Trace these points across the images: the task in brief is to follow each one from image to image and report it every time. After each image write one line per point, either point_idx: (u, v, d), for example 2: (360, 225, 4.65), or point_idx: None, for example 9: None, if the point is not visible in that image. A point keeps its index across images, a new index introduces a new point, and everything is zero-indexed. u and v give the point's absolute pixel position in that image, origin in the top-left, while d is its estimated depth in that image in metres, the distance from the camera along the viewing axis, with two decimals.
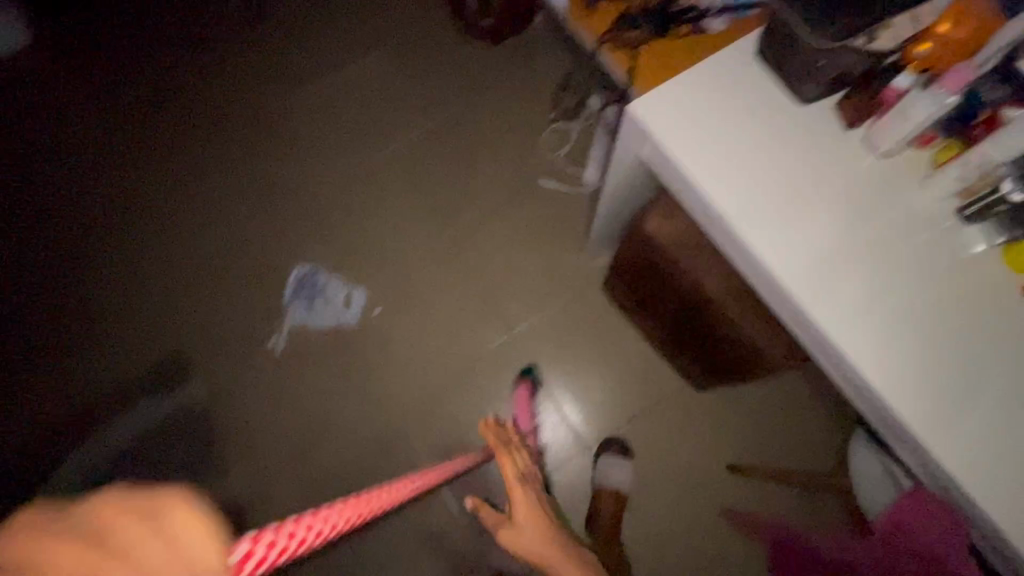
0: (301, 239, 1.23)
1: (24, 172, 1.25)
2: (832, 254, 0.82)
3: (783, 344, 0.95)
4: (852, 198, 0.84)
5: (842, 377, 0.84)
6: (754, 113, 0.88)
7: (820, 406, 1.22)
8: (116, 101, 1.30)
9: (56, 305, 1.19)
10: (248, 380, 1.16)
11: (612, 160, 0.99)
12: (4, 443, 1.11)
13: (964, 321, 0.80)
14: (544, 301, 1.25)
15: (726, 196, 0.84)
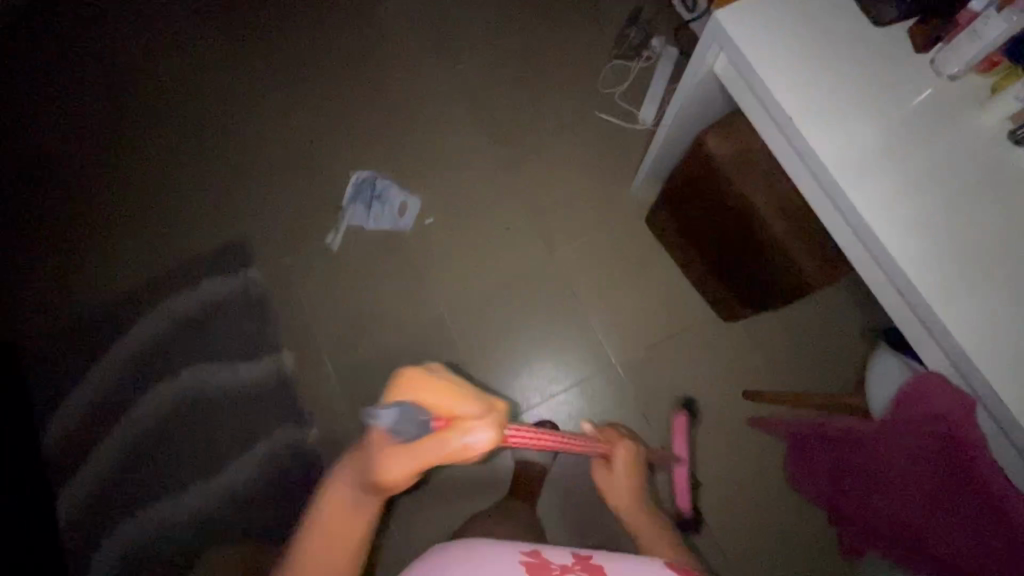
0: (367, 144, 1.33)
1: (113, 77, 1.42)
2: (885, 158, 0.68)
3: (820, 263, 0.86)
4: (907, 103, 0.70)
5: (899, 297, 0.69)
6: (809, 14, 0.73)
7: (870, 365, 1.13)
8: (203, 17, 1.46)
9: (139, 191, 1.33)
10: (305, 264, 1.26)
11: (684, 79, 0.84)
12: (81, 311, 1.27)
13: (1010, 249, 0.65)
14: (586, 229, 1.24)
15: (786, 90, 0.69)
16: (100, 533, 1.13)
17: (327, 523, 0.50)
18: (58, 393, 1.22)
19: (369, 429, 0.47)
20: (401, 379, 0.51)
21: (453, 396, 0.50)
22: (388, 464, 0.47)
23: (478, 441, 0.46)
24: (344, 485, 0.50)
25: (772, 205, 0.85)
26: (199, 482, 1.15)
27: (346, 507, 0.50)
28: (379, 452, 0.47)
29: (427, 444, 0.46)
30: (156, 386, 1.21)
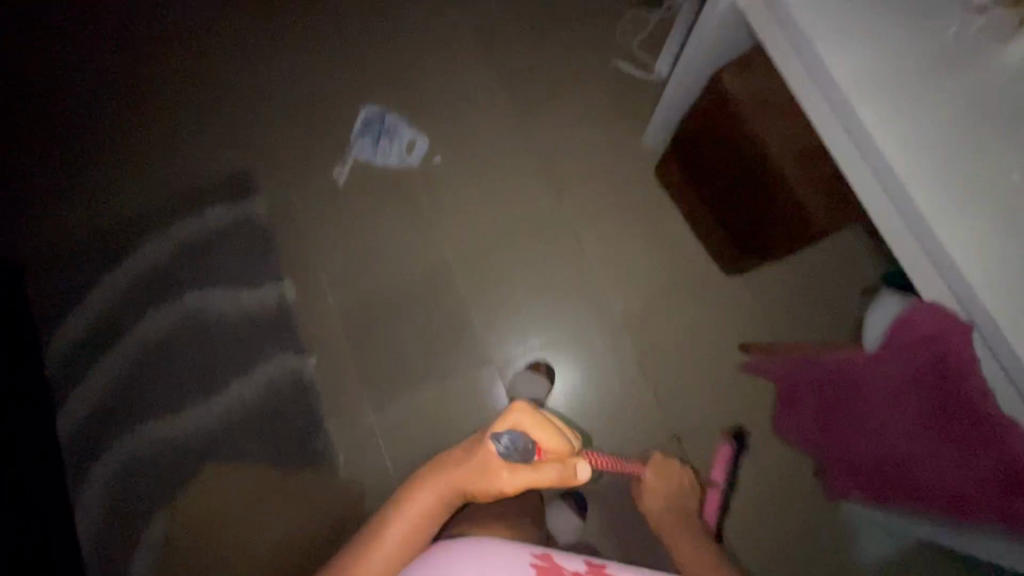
0: (378, 79, 1.31)
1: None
2: (897, 86, 0.66)
3: (827, 206, 0.88)
4: (925, 38, 0.69)
5: (900, 228, 0.66)
6: None
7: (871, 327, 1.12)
8: None
9: (147, 116, 1.33)
10: (310, 196, 1.26)
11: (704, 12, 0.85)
12: (83, 229, 1.27)
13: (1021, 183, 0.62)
14: (593, 176, 1.23)
15: (804, 14, 0.70)
16: (99, 445, 1.16)
17: (419, 505, 0.74)
18: (61, 309, 1.23)
19: (499, 449, 0.75)
20: (514, 415, 0.79)
21: (554, 435, 0.79)
22: (502, 482, 0.73)
23: (582, 474, 0.77)
24: (451, 486, 0.75)
25: (783, 143, 0.86)
26: (198, 403, 1.17)
27: (443, 491, 0.75)
28: (495, 468, 0.74)
29: (545, 471, 0.75)
30: (158, 307, 1.22)
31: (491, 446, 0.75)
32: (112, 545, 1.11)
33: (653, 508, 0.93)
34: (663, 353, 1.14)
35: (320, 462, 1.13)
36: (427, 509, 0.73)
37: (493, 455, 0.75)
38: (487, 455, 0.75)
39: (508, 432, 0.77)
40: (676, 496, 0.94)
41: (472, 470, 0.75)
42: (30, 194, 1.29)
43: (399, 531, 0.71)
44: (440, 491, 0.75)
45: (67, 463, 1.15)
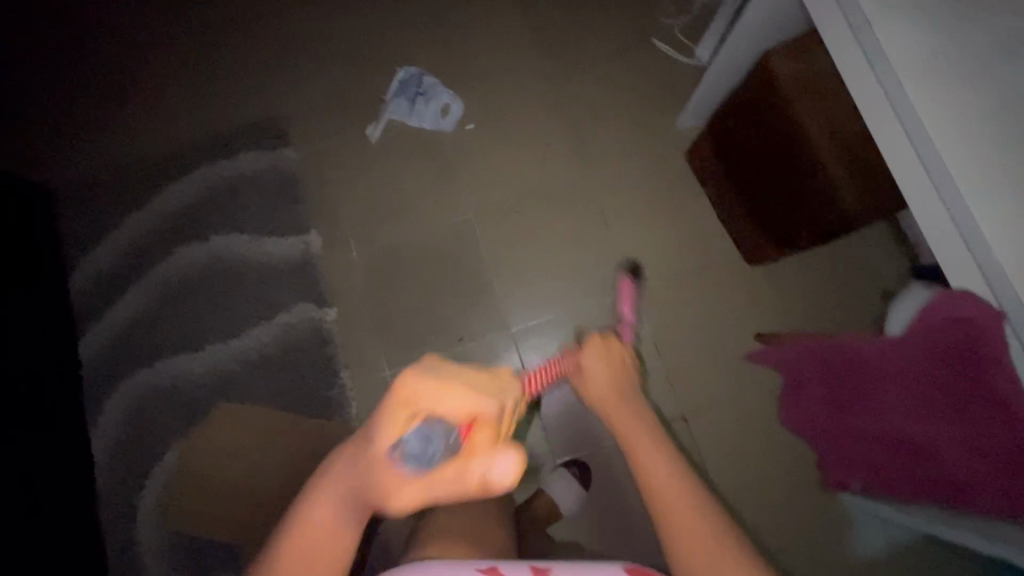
0: (418, 40, 1.31)
1: None
2: (951, 81, 0.67)
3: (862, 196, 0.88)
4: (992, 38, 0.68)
5: (941, 219, 0.66)
6: None
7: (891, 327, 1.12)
8: None
9: (183, 57, 1.34)
10: (342, 151, 1.27)
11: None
12: (115, 164, 1.28)
13: None
14: (625, 155, 1.24)
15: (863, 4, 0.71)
16: (117, 375, 1.18)
17: (316, 525, 0.59)
18: (88, 240, 1.25)
19: (399, 461, 0.58)
20: (400, 403, 0.57)
21: (464, 404, 0.58)
22: (406, 494, 0.58)
23: (502, 475, 0.57)
24: (348, 498, 0.59)
25: (824, 128, 0.86)
26: (217, 342, 1.19)
27: (344, 503, 0.59)
28: (390, 480, 0.58)
29: (450, 478, 0.57)
30: (183, 246, 1.24)
31: (388, 453, 0.58)
32: (125, 475, 1.14)
33: (602, 401, 0.84)
34: (681, 334, 1.15)
35: (333, 410, 1.14)
36: (329, 525, 0.59)
37: (389, 465, 0.58)
38: (383, 463, 0.58)
39: (410, 429, 0.57)
40: (623, 385, 0.85)
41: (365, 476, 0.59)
42: (65, 124, 1.31)
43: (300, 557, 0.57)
44: (336, 506, 0.59)
45: (86, 391, 1.18)
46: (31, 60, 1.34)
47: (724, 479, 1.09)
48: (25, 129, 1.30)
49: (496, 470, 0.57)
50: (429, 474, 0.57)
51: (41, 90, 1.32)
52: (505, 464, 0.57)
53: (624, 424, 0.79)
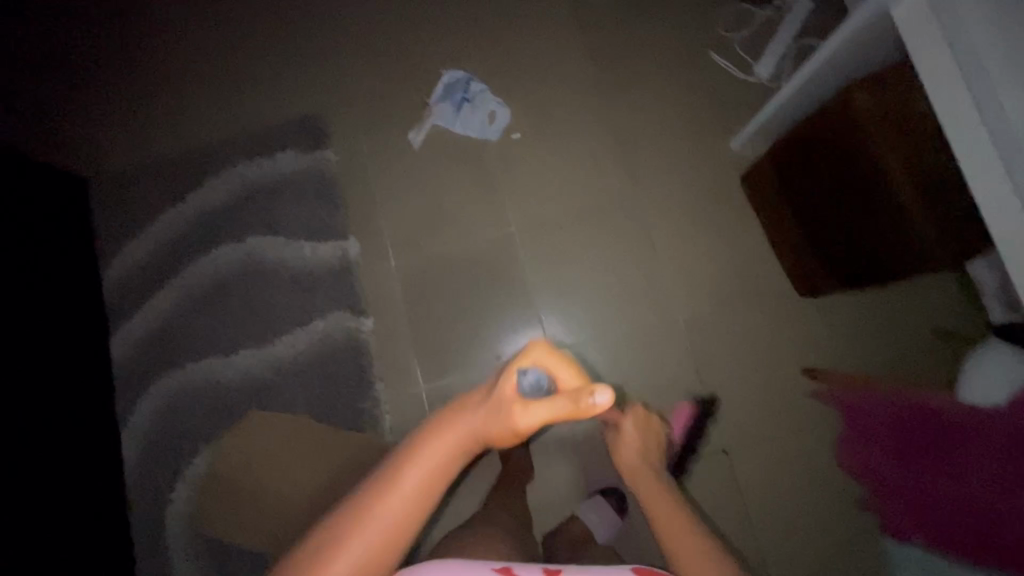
0: (465, 43, 1.26)
1: None
2: None
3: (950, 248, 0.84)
4: None
5: None
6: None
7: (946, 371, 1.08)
8: None
9: (222, 49, 1.29)
10: (382, 156, 1.23)
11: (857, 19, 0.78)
12: (151, 158, 1.25)
13: None
14: (675, 174, 1.20)
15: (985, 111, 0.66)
16: (149, 374, 1.17)
17: (429, 462, 0.63)
18: (121, 234, 1.22)
19: (516, 382, 0.73)
20: (532, 354, 0.79)
21: (567, 368, 0.79)
22: (521, 419, 0.70)
23: (603, 401, 0.71)
24: (468, 436, 0.67)
25: (906, 166, 0.82)
26: (251, 346, 1.17)
27: (462, 439, 0.66)
28: (516, 405, 0.71)
29: (561, 402, 0.71)
30: (218, 246, 1.21)
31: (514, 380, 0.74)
32: (157, 476, 1.14)
33: (629, 467, 0.86)
34: (723, 365, 1.13)
35: (367, 424, 1.13)
36: (436, 471, 0.63)
37: (511, 392, 0.72)
38: (508, 390, 0.72)
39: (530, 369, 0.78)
40: (650, 456, 0.88)
41: (488, 414, 0.70)
42: (102, 113, 1.27)
43: (378, 526, 0.58)
44: (456, 442, 0.66)
45: (116, 390, 1.16)
46: (65, 44, 1.29)
47: (759, 515, 1.08)
48: (60, 115, 1.27)
49: (597, 402, 0.71)
50: (545, 402, 0.71)
51: (76, 75, 1.29)
52: (604, 398, 0.71)
53: (652, 494, 0.80)
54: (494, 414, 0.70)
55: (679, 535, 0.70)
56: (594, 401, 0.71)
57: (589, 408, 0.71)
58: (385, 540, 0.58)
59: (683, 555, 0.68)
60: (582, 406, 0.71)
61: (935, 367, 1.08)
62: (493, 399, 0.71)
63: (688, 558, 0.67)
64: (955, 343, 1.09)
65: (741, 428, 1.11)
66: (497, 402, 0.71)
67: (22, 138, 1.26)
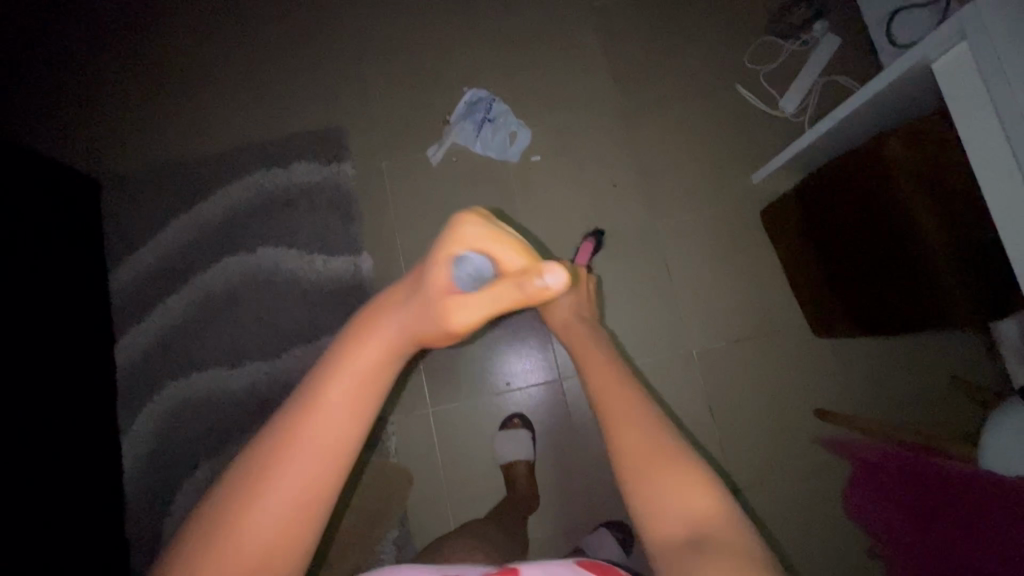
0: (490, 63, 1.25)
1: None
2: None
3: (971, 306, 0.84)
4: None
5: None
6: None
7: (962, 420, 1.07)
8: None
9: (243, 54, 1.28)
10: (399, 172, 1.22)
11: (908, 66, 0.76)
12: (168, 161, 1.24)
13: None
14: (694, 205, 1.19)
15: None
16: (155, 381, 1.16)
17: (349, 386, 0.49)
18: (132, 237, 1.21)
19: (449, 274, 0.61)
20: (466, 234, 0.64)
21: (511, 245, 0.66)
22: (458, 314, 0.59)
23: (556, 282, 0.62)
24: (395, 338, 0.53)
25: (936, 219, 0.80)
26: (258, 358, 1.16)
27: (390, 345, 0.53)
28: (450, 296, 0.59)
29: (506, 291, 0.61)
30: (228, 254, 1.20)
31: (444, 270, 0.61)
32: (157, 487, 1.12)
33: (563, 325, 0.78)
34: (736, 402, 1.12)
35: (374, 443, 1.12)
36: (364, 392, 0.49)
37: (442, 284, 0.60)
38: (436, 282, 0.60)
39: (465, 253, 0.63)
40: (589, 318, 0.79)
41: (418, 309, 0.57)
42: (118, 113, 1.26)
43: (294, 475, 0.45)
44: (383, 354, 0.52)
45: (121, 396, 1.15)
46: (84, 42, 1.28)
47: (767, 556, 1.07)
48: (76, 113, 1.25)
49: (548, 285, 0.62)
50: (485, 293, 0.61)
51: (93, 74, 1.27)
52: (555, 283, 0.62)
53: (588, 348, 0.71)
54: (423, 309, 0.57)
55: (605, 377, 0.63)
56: (539, 282, 0.62)
57: (537, 295, 0.63)
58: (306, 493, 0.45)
59: (609, 401, 0.60)
60: (524, 291, 0.62)
61: (947, 415, 1.08)
62: (418, 293, 0.58)
63: (613, 405, 0.59)
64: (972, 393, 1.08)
65: (751, 466, 1.10)
66: (421, 295, 0.58)
67: (37, 135, 1.24)
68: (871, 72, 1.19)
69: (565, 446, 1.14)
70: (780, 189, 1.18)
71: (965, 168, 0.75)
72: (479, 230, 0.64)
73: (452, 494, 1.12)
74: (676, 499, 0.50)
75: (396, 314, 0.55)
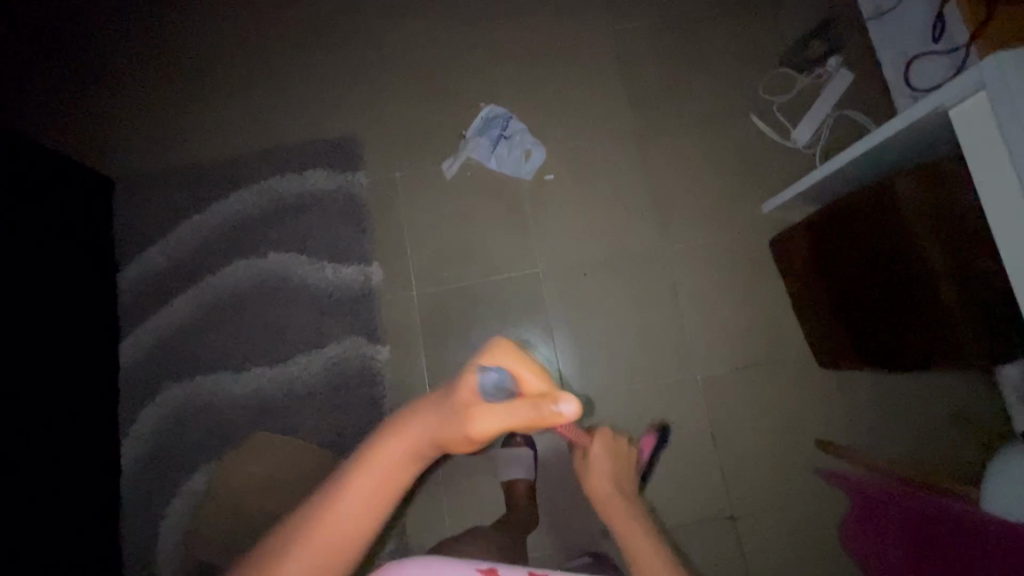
0: (509, 79, 1.26)
1: None
2: None
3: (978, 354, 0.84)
4: None
5: None
6: None
7: (961, 459, 1.08)
8: None
9: (263, 60, 1.29)
10: (413, 183, 1.23)
11: (923, 109, 0.77)
12: (183, 162, 1.24)
13: None
14: (704, 231, 1.20)
15: None
16: (157, 381, 1.15)
17: (382, 467, 0.55)
18: (142, 236, 1.21)
19: (476, 383, 0.62)
20: (497, 352, 0.67)
21: (531, 372, 0.66)
22: (478, 423, 0.59)
23: (569, 412, 0.61)
24: (417, 441, 0.57)
25: (948, 256, 0.80)
26: (263, 363, 1.16)
27: (407, 454, 0.56)
28: (474, 405, 0.60)
29: (523, 409, 0.60)
30: (238, 258, 1.20)
31: (472, 378, 0.63)
32: (153, 488, 1.12)
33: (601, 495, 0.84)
34: (736, 429, 1.13)
35: None
36: (387, 476, 0.55)
37: (472, 390, 0.61)
38: (462, 390, 0.61)
39: (493, 368, 0.65)
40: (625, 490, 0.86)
41: (441, 416, 0.59)
42: (135, 111, 1.26)
43: (320, 541, 0.51)
44: (397, 465, 0.56)
45: (122, 394, 1.15)
46: (105, 39, 1.28)
47: None
48: (93, 109, 1.26)
49: (567, 409, 0.61)
50: (507, 406, 0.60)
51: (113, 71, 1.27)
52: (570, 405, 0.61)
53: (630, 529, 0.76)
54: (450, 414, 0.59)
55: (647, 558, 0.68)
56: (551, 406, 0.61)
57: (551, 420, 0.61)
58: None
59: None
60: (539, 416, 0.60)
61: (945, 455, 1.09)
62: (451, 398, 0.60)
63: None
64: (973, 434, 1.09)
65: (749, 494, 1.11)
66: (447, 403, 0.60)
67: (52, 129, 1.25)
68: (883, 108, 1.21)
69: (566, 465, 1.14)
70: (789, 219, 1.19)
71: (977, 212, 0.75)
72: (507, 350, 0.67)
73: (449, 509, 1.12)
74: None
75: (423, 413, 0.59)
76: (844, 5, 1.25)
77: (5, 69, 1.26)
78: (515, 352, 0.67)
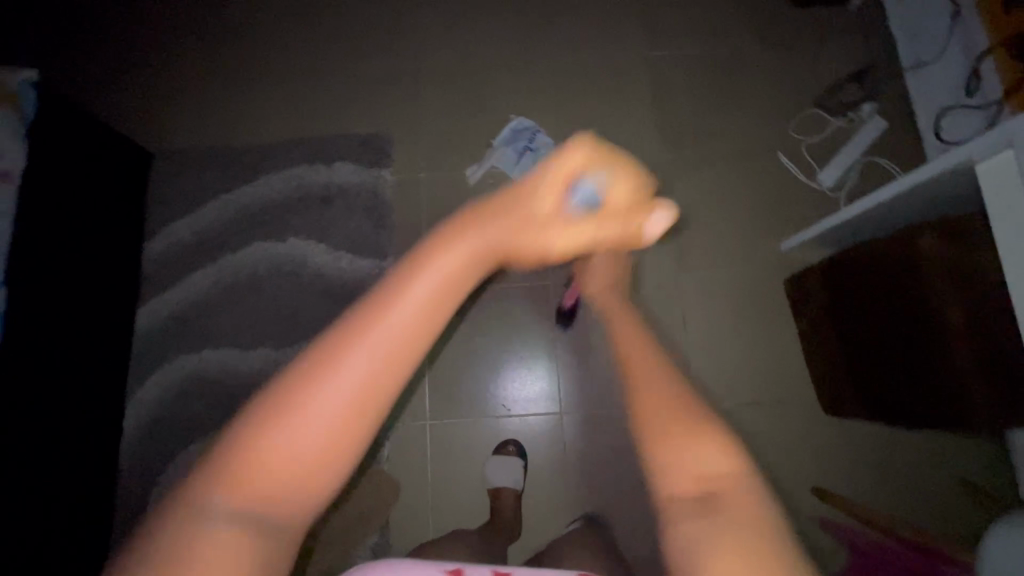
0: (542, 95, 1.29)
1: None
2: None
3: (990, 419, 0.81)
4: None
5: None
6: None
7: (962, 524, 1.05)
8: None
9: (308, 54, 1.33)
10: (437, 187, 1.25)
11: (949, 162, 0.76)
12: (220, 142, 1.29)
13: None
14: (719, 263, 1.19)
15: None
16: (167, 350, 1.19)
17: (435, 285, 0.32)
18: (173, 210, 1.25)
19: (558, 194, 0.42)
20: (581, 154, 0.45)
21: (620, 173, 0.48)
22: (559, 241, 0.42)
23: (661, 225, 0.54)
24: (487, 245, 0.35)
25: (954, 322, 0.80)
26: (270, 344, 1.18)
27: (473, 264, 0.34)
28: (558, 216, 0.41)
29: (621, 228, 0.48)
30: (260, 239, 1.23)
31: (553, 185, 0.42)
32: (151, 453, 1.14)
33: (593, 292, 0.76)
34: None
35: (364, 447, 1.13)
36: (441, 293, 0.33)
37: (555, 199, 0.41)
38: (543, 197, 0.41)
39: (582, 173, 0.44)
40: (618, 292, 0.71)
41: (518, 217, 0.38)
42: (181, 90, 1.31)
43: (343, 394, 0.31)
44: (457, 271, 0.33)
45: (133, 360, 1.18)
46: (163, 21, 1.34)
47: None
48: (142, 85, 1.32)
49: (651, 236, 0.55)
50: (601, 228, 0.45)
51: (165, 50, 1.33)
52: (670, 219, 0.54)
53: (638, 361, 0.48)
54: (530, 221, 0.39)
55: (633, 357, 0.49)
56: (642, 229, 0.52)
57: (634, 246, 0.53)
58: (332, 448, 0.31)
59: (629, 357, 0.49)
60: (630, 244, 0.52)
61: (946, 518, 1.05)
62: (515, 200, 0.39)
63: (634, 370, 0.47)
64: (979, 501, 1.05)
65: None
66: (519, 197, 0.39)
67: (102, 100, 1.30)
68: (914, 159, 1.20)
69: (557, 481, 1.13)
70: (807, 260, 1.18)
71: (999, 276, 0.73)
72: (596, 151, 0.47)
73: (435, 511, 1.12)
74: (699, 462, 0.41)
75: (506, 199, 0.38)
76: (882, 53, 1.25)
77: (65, 39, 1.32)
78: (603, 153, 0.47)
